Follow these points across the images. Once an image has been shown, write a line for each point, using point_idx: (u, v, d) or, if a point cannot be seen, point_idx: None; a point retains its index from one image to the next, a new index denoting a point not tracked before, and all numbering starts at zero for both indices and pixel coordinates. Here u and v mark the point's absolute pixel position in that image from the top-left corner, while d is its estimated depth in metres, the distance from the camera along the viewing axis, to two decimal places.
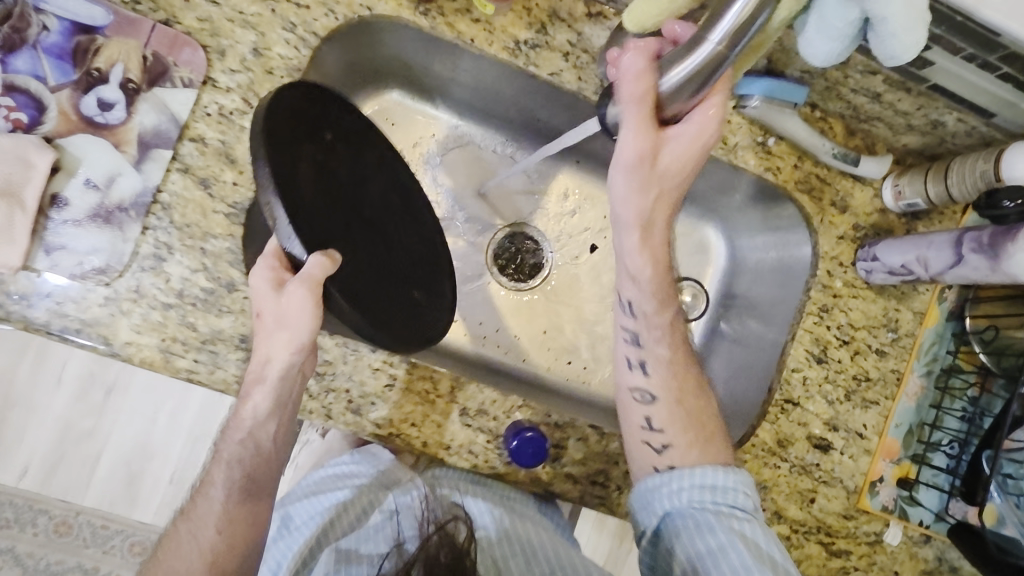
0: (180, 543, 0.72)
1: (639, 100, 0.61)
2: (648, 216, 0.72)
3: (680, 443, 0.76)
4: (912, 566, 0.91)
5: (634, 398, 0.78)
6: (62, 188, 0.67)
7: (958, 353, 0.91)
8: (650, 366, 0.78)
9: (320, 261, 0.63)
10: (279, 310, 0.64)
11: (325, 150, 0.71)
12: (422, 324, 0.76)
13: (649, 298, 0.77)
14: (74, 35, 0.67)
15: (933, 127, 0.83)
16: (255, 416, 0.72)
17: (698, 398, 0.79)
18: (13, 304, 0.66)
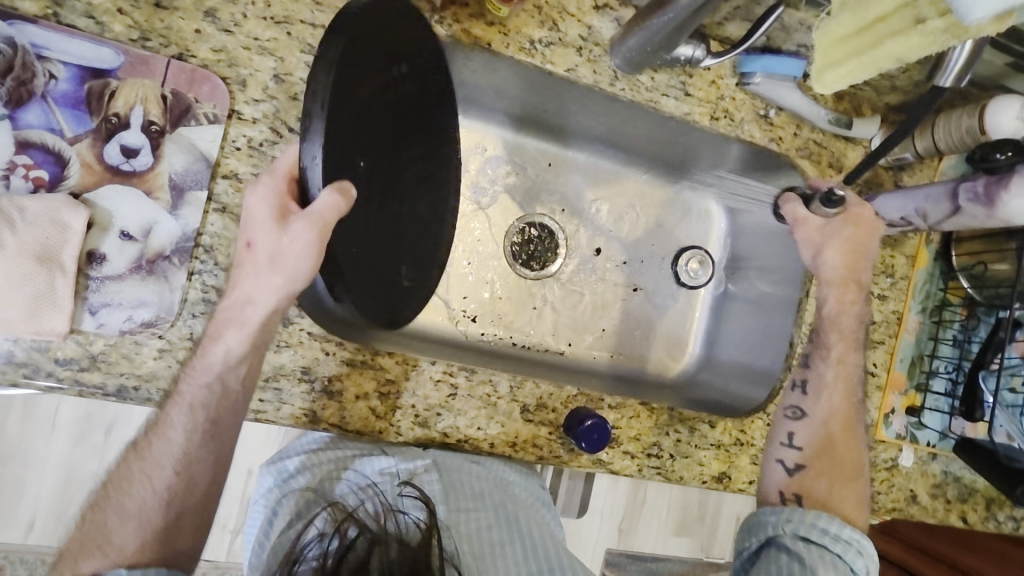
0: (133, 482, 0.69)
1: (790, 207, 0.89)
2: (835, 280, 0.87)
3: (811, 466, 0.85)
4: (924, 481, 1.02)
5: (786, 414, 0.89)
6: (98, 243, 0.64)
7: (947, 289, 1.00)
8: (810, 388, 0.88)
9: (332, 199, 0.57)
10: (278, 244, 0.63)
11: (385, 86, 0.66)
12: (394, 305, 0.72)
13: (833, 337, 0.89)
14: (85, 81, 0.63)
15: (915, 86, 0.90)
16: (226, 359, 0.66)
17: (845, 431, 0.86)
18: (64, 370, 0.64)
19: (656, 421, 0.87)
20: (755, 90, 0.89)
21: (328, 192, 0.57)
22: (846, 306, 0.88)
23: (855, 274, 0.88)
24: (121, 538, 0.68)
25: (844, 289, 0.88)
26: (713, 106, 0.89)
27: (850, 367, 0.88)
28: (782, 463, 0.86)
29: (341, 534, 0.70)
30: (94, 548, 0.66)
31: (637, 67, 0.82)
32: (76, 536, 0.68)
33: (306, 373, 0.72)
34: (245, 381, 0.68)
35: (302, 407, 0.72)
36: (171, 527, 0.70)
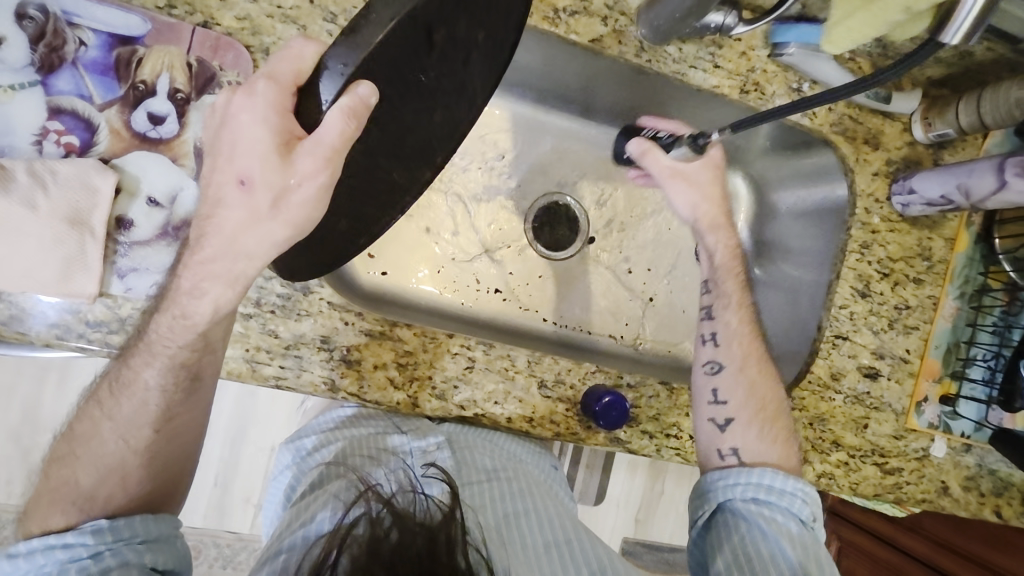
0: (104, 440, 0.70)
1: (647, 153, 0.87)
2: (710, 216, 0.88)
3: (739, 417, 0.82)
4: (956, 473, 0.98)
5: (704, 371, 0.85)
6: (126, 209, 0.65)
7: (988, 273, 0.96)
8: (720, 339, 0.86)
9: (342, 113, 0.51)
10: (281, 181, 0.55)
11: (452, 50, 0.59)
12: (320, 246, 0.68)
13: (726, 279, 0.88)
14: (113, 48, 0.64)
15: (961, 58, 0.86)
16: (213, 316, 0.64)
17: (761, 370, 0.85)
18: (94, 333, 0.66)
19: (676, 401, 0.86)
20: (788, 62, 0.85)
21: (354, 100, 0.51)
22: (733, 248, 0.89)
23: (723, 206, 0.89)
24: (103, 494, 0.69)
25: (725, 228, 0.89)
26: (743, 78, 0.86)
27: (748, 310, 0.88)
28: (712, 421, 0.83)
29: (372, 523, 0.69)
30: (76, 501, 0.68)
31: (665, 36, 0.80)
32: (45, 492, 0.69)
33: (326, 342, 0.72)
34: (216, 332, 0.67)
35: (322, 375, 0.73)
36: (157, 481, 0.72)
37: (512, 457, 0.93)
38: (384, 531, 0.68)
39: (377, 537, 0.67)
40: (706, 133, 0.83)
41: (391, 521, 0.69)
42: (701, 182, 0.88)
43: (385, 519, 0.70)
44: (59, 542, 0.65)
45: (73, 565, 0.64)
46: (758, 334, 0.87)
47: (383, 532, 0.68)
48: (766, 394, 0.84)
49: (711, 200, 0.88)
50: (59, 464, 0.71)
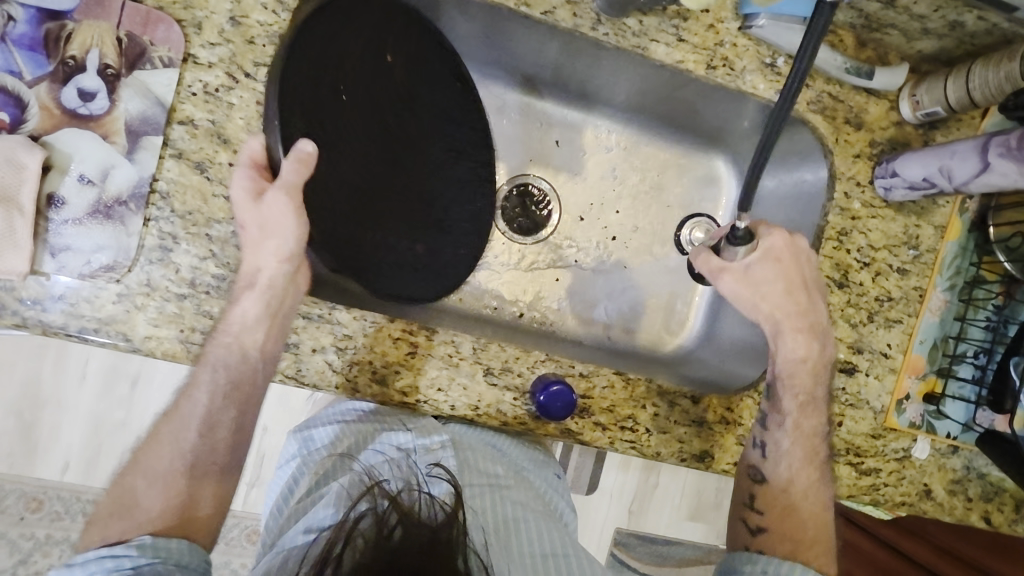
0: (161, 444, 0.73)
1: (705, 262, 0.83)
2: (778, 326, 0.82)
3: (772, 527, 0.83)
4: (941, 476, 0.93)
5: (748, 474, 0.84)
6: (57, 187, 0.65)
7: (981, 264, 0.89)
8: (769, 450, 0.83)
9: (294, 167, 0.67)
10: (261, 217, 0.67)
11: (376, 70, 0.78)
12: (410, 279, 0.81)
13: (791, 395, 0.83)
14: (42, 23, 0.64)
15: (951, 28, 0.78)
16: (243, 323, 0.68)
17: (809, 484, 0.83)
18: (27, 310, 0.66)
19: (633, 393, 0.83)
20: (759, 34, 0.80)
21: (298, 152, 0.66)
22: (803, 362, 0.83)
23: (808, 311, 0.82)
24: (151, 515, 0.70)
25: (800, 336, 0.82)
26: (711, 53, 0.80)
27: (809, 433, 0.83)
28: (744, 522, 0.85)
29: (378, 519, 0.66)
30: (127, 516, 0.69)
31: (620, 6, 0.75)
32: (108, 499, 0.71)
33: None
34: (267, 343, 0.70)
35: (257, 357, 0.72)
36: (192, 493, 0.72)
37: (513, 466, 0.91)
38: (388, 528, 0.64)
39: (382, 535, 0.64)
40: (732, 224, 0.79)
41: (396, 519, 0.66)
42: (763, 284, 0.81)
43: (387, 515, 0.67)
44: (108, 551, 0.66)
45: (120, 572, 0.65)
46: (818, 453, 0.84)
47: (384, 530, 0.65)
48: (803, 509, 0.83)
49: (779, 305, 0.82)
50: (120, 476, 0.73)
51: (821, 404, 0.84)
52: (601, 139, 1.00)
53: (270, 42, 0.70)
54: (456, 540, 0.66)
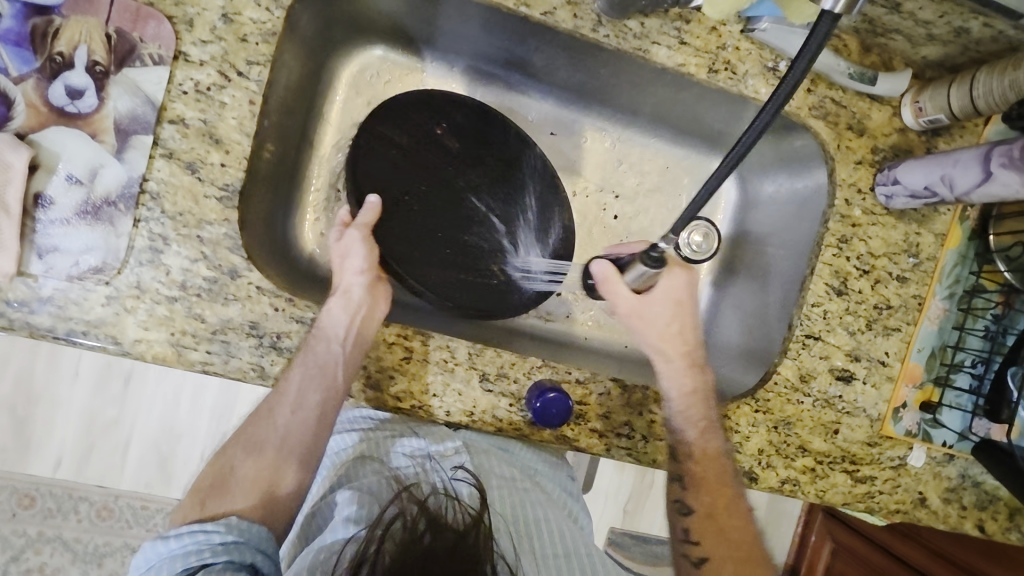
0: (260, 421, 0.71)
1: (608, 281, 0.83)
2: (671, 356, 0.83)
3: (714, 558, 0.79)
4: (936, 484, 0.93)
5: (675, 508, 0.82)
6: (45, 186, 0.64)
7: (981, 273, 0.88)
8: (687, 482, 0.81)
9: (369, 208, 0.78)
10: (340, 249, 0.78)
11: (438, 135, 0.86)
12: (488, 305, 0.84)
13: (692, 426, 0.80)
14: (28, 18, 0.62)
15: (956, 35, 0.77)
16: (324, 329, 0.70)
17: (733, 511, 0.80)
18: (14, 312, 0.65)
19: (629, 400, 0.83)
20: (763, 38, 0.79)
21: (368, 201, 0.78)
22: (691, 396, 0.82)
23: (694, 342, 0.85)
24: (238, 496, 0.67)
25: (688, 367, 0.83)
26: (713, 57, 0.79)
27: (722, 460, 0.81)
28: (686, 558, 0.80)
29: (408, 525, 0.65)
30: (216, 497, 0.66)
31: (622, 8, 0.74)
32: (207, 473, 0.69)
33: (255, 328, 0.71)
34: (350, 344, 0.71)
35: (249, 360, 0.71)
36: (276, 472, 0.69)
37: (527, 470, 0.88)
38: (418, 534, 0.64)
39: (412, 543, 0.63)
40: (653, 245, 0.79)
41: (425, 525, 0.65)
42: (659, 316, 0.83)
43: (411, 522, 0.65)
44: (200, 526, 0.62)
45: (210, 549, 0.61)
46: (727, 475, 0.81)
47: (410, 540, 0.63)
48: (739, 534, 0.80)
49: (668, 339, 0.84)
50: (217, 453, 0.71)
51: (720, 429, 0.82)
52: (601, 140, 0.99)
53: (263, 40, 0.68)
54: (484, 545, 0.65)
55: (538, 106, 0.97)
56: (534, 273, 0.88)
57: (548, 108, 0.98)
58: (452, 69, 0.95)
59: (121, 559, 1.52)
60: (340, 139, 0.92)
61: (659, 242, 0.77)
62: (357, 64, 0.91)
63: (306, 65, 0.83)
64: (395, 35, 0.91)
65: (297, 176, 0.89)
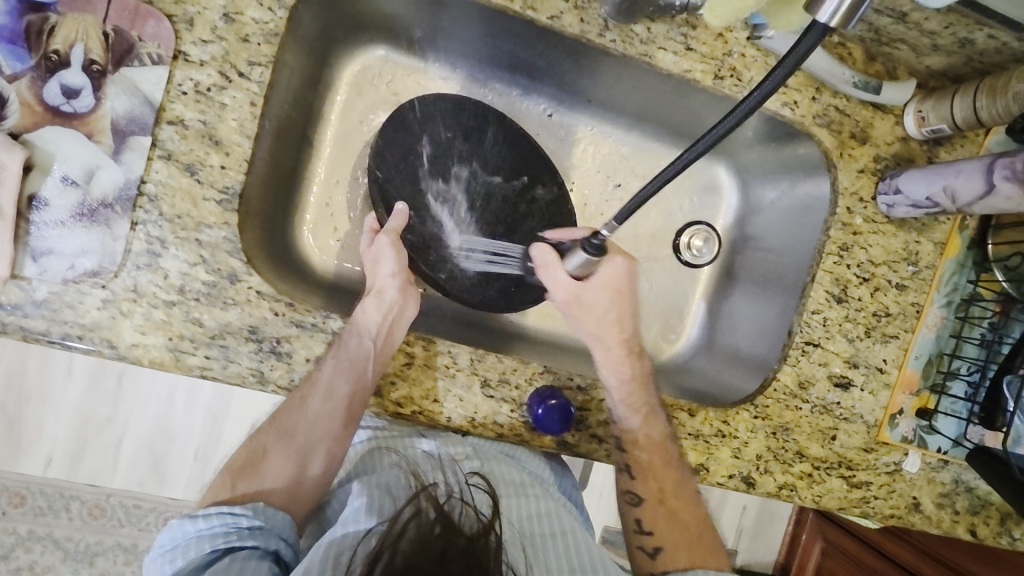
0: (292, 409, 0.71)
1: (548, 266, 0.81)
2: (609, 346, 0.82)
3: (666, 544, 0.79)
4: (930, 489, 0.94)
5: (627, 500, 0.82)
6: (39, 188, 0.62)
7: (979, 281, 0.89)
8: (635, 472, 0.80)
9: (399, 215, 0.81)
10: (371, 253, 0.80)
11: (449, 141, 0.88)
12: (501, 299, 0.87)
13: (635, 414, 0.79)
14: (23, 15, 0.60)
15: (961, 46, 0.77)
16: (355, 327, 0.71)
17: (682, 496, 0.81)
18: (7, 316, 0.63)
19: None
20: (768, 45, 0.78)
21: (397, 207, 0.81)
22: (630, 382, 0.81)
23: (631, 331, 0.84)
24: (268, 478, 0.69)
25: (624, 356, 0.82)
26: (719, 63, 0.79)
27: (669, 447, 0.81)
28: (642, 549, 0.80)
29: (421, 527, 0.62)
30: (246, 478, 0.69)
31: (629, 14, 0.73)
32: (242, 452, 0.71)
33: (254, 333, 0.69)
34: (381, 343, 0.72)
35: (248, 366, 0.70)
36: (305, 458, 0.71)
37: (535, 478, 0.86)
38: (431, 535, 0.61)
39: (423, 545, 0.60)
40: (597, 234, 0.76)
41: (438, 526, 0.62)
42: (596, 305, 0.81)
43: (419, 522, 0.63)
44: (228, 508, 0.64)
45: (237, 533, 0.63)
46: (673, 457, 0.81)
47: (417, 539, 0.61)
48: (690, 517, 0.80)
49: (606, 326, 0.83)
50: (253, 434, 0.73)
51: (661, 414, 0.82)
52: (605, 142, 0.99)
53: (265, 40, 0.67)
54: (493, 552, 0.62)
55: (541, 108, 0.97)
56: (469, 253, 0.87)
57: (551, 110, 0.97)
58: (454, 70, 0.94)
59: (113, 557, 1.51)
60: (341, 140, 0.91)
61: (601, 232, 0.74)
62: (358, 64, 0.90)
63: (307, 64, 0.82)
64: (398, 35, 0.89)
65: (297, 177, 0.88)
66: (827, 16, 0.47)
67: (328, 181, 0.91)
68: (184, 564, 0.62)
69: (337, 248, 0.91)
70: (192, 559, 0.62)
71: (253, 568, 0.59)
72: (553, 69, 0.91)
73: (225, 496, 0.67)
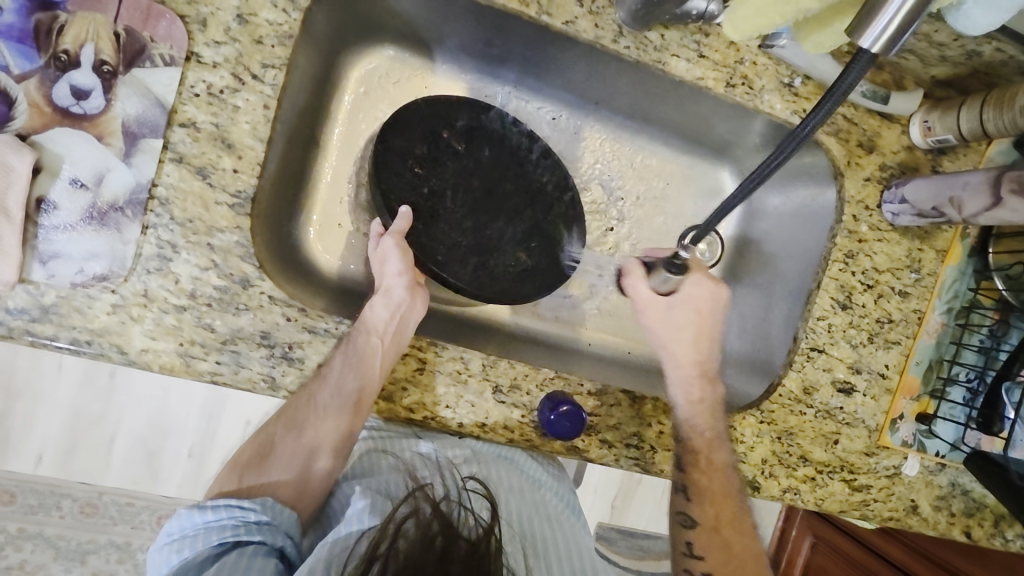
0: (298, 405, 0.70)
1: (631, 277, 0.87)
2: (693, 369, 0.84)
3: (716, 572, 0.78)
4: (927, 492, 0.95)
5: (680, 521, 0.82)
6: (48, 190, 0.61)
7: (979, 289, 0.90)
8: (692, 493, 0.81)
9: (404, 215, 0.80)
10: (378, 255, 0.79)
11: (447, 142, 0.87)
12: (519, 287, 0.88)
13: (704, 436, 0.81)
14: (32, 13, 0.59)
15: (968, 58, 0.79)
16: (365, 324, 0.71)
17: (737, 528, 0.80)
18: (14, 320, 0.62)
19: (640, 411, 0.84)
20: (780, 54, 0.79)
21: (401, 210, 0.80)
22: (700, 404, 0.83)
23: (710, 355, 0.86)
24: (275, 471, 0.68)
25: (695, 379, 0.84)
26: (731, 71, 0.79)
27: (726, 472, 0.82)
28: (689, 573, 0.79)
29: (421, 527, 0.61)
30: (253, 471, 0.68)
31: (644, 22, 0.73)
32: (250, 444, 0.71)
33: (266, 338, 0.69)
34: (388, 341, 0.72)
35: (260, 371, 0.69)
36: (312, 454, 0.70)
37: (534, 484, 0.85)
38: (432, 536, 0.60)
39: (425, 546, 0.59)
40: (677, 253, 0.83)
41: (439, 526, 0.61)
42: (680, 322, 0.85)
43: (421, 524, 0.62)
44: (238, 501, 0.63)
45: (247, 527, 0.61)
46: (732, 485, 0.81)
47: (421, 542, 0.59)
48: (742, 547, 0.79)
49: (680, 344, 0.85)
50: (261, 426, 0.72)
51: (724, 438, 0.82)
52: (613, 145, 0.99)
53: (279, 42, 0.66)
54: (495, 557, 0.61)
55: (549, 111, 0.96)
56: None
57: (559, 113, 0.97)
58: (463, 72, 0.93)
59: (106, 556, 1.49)
60: (348, 141, 0.90)
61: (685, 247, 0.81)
62: (367, 65, 0.89)
63: (317, 64, 0.81)
64: (407, 36, 0.89)
65: (303, 179, 0.87)
66: (870, 43, 0.48)
67: (334, 183, 0.90)
68: (190, 555, 0.60)
69: (344, 250, 0.90)
70: (199, 551, 0.60)
71: (259, 566, 0.57)
72: (563, 72, 0.90)
73: (231, 488, 0.66)
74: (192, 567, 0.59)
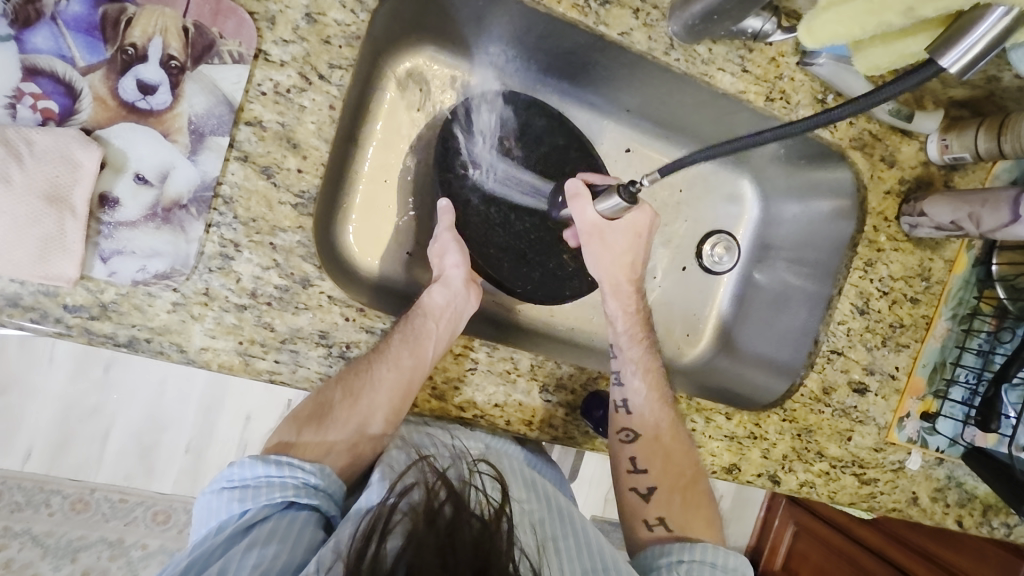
0: (356, 373, 0.69)
1: (577, 197, 0.82)
2: (625, 285, 0.85)
3: (662, 486, 0.79)
4: (927, 485, 1.00)
5: (621, 440, 0.80)
6: (112, 185, 0.60)
7: (981, 297, 0.96)
8: (632, 405, 0.81)
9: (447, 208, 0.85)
10: (436, 248, 0.83)
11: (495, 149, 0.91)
12: (551, 286, 0.91)
13: (634, 344, 0.85)
14: (99, 5, 0.57)
15: (987, 81, 0.86)
16: (429, 305, 0.75)
17: (675, 435, 0.81)
18: (72, 317, 0.61)
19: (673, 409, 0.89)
20: (818, 71, 0.82)
21: (442, 205, 0.85)
22: (633, 315, 0.86)
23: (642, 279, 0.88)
24: (332, 432, 0.67)
25: (631, 293, 0.86)
26: (771, 85, 0.83)
27: (659, 377, 0.84)
28: (635, 491, 0.79)
29: (429, 496, 0.60)
30: (310, 429, 0.67)
31: (697, 37, 0.76)
32: (304, 407, 0.69)
33: (324, 338, 0.70)
34: (443, 323, 0.75)
35: (317, 370, 0.70)
36: (363, 421, 0.69)
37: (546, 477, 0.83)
38: (438, 504, 0.59)
39: (432, 522, 0.57)
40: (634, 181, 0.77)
41: (445, 496, 0.61)
42: (618, 244, 0.83)
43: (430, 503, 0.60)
44: (298, 462, 0.63)
45: (306, 490, 0.62)
46: (671, 396, 0.83)
47: (427, 515, 0.58)
48: (682, 463, 0.80)
49: (619, 266, 0.84)
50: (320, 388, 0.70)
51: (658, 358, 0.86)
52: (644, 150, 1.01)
53: (347, 42, 0.67)
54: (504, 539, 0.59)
55: (583, 115, 0.99)
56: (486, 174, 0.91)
57: (593, 116, 0.99)
58: (501, 73, 0.94)
59: (97, 553, 1.45)
60: (387, 140, 0.91)
61: (639, 179, 0.75)
62: (408, 63, 0.89)
63: (368, 63, 0.81)
64: (450, 38, 0.89)
65: (344, 176, 0.86)
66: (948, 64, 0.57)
67: (373, 182, 0.90)
68: (251, 509, 0.60)
69: (382, 249, 0.90)
70: (260, 507, 0.60)
71: (309, 537, 0.59)
72: (602, 79, 0.92)
73: (290, 440, 0.66)
74: (249, 520, 0.59)
